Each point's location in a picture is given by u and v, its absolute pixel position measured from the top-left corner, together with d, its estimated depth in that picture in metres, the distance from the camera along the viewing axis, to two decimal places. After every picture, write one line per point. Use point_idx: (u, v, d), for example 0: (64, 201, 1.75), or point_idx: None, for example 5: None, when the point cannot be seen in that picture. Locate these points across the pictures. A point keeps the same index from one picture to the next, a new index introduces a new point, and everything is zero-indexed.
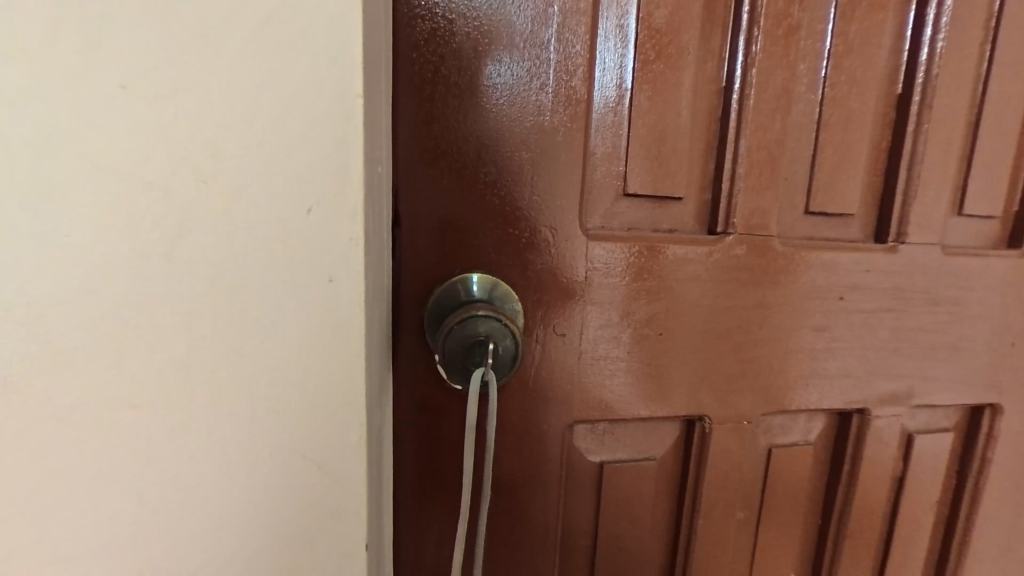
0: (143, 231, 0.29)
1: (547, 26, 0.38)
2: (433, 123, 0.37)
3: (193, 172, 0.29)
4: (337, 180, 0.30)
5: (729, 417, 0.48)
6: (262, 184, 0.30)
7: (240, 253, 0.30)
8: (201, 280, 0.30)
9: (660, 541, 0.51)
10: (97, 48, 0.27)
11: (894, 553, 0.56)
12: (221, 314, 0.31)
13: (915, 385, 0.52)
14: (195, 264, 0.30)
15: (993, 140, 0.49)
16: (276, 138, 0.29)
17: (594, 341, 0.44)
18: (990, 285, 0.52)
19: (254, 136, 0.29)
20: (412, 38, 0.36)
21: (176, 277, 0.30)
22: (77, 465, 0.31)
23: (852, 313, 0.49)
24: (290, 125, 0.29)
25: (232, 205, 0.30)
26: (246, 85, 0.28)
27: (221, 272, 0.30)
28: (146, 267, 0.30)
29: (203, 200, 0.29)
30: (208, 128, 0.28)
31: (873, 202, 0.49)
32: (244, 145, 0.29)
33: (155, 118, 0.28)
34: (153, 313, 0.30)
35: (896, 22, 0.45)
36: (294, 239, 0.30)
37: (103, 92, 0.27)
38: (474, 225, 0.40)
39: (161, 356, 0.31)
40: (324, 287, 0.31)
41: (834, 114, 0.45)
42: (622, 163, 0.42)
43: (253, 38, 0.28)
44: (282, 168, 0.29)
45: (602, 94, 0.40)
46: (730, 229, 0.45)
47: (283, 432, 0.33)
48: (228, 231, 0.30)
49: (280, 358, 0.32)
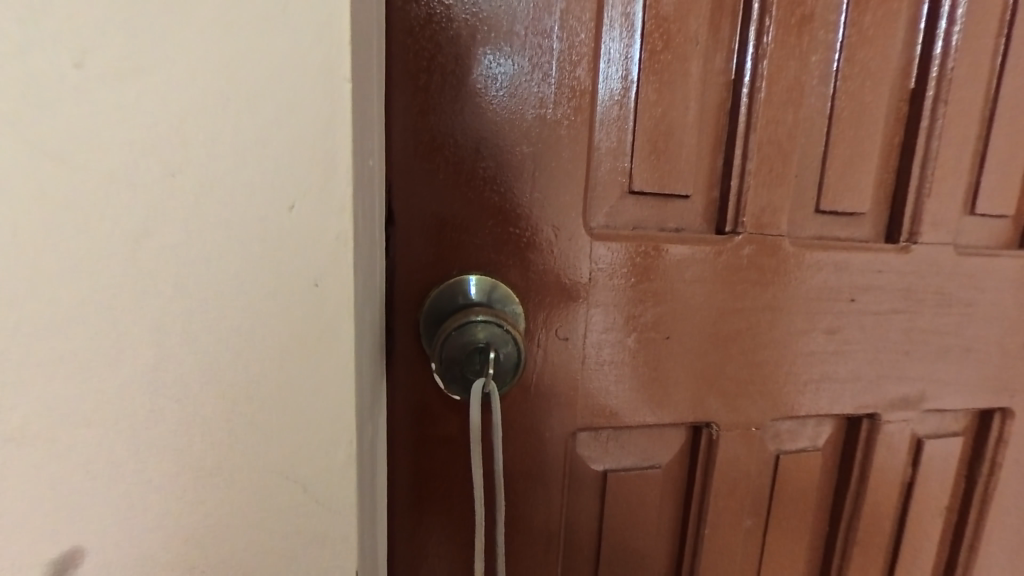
0: (104, 227, 0.27)
1: (549, 13, 0.36)
2: (429, 115, 0.35)
3: (159, 164, 0.27)
4: (324, 175, 0.28)
5: (738, 424, 0.47)
6: (241, 177, 0.27)
7: (215, 251, 0.28)
8: (177, 280, 0.28)
9: (665, 551, 0.49)
10: (48, 23, 0.25)
11: (903, 559, 0.55)
12: (195, 317, 0.28)
13: (925, 389, 0.51)
14: (166, 260, 0.28)
15: (1008, 138, 0.48)
16: (251, 129, 0.27)
17: (598, 345, 0.42)
18: (1003, 286, 0.50)
19: (228, 126, 0.27)
20: (407, 24, 0.34)
21: (144, 274, 0.28)
22: (38, 479, 0.29)
23: (863, 314, 0.47)
24: (269, 114, 0.27)
25: (207, 197, 0.27)
26: (217, 68, 0.26)
27: (197, 271, 0.28)
28: (110, 268, 0.27)
29: (170, 194, 0.27)
30: (174, 114, 0.26)
31: (885, 200, 0.47)
32: (216, 133, 0.27)
33: (116, 101, 0.26)
34: (118, 317, 0.28)
35: (909, 13, 0.44)
36: (278, 238, 0.28)
37: (55, 72, 0.25)
38: (472, 224, 0.38)
39: (131, 361, 0.28)
40: (310, 291, 0.29)
41: (847, 109, 0.44)
42: (627, 159, 0.40)
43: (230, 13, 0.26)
44: (262, 161, 0.27)
45: (608, 86, 0.38)
46: (739, 228, 0.43)
47: (267, 447, 0.31)
48: (205, 226, 0.28)
49: (262, 367, 0.30)
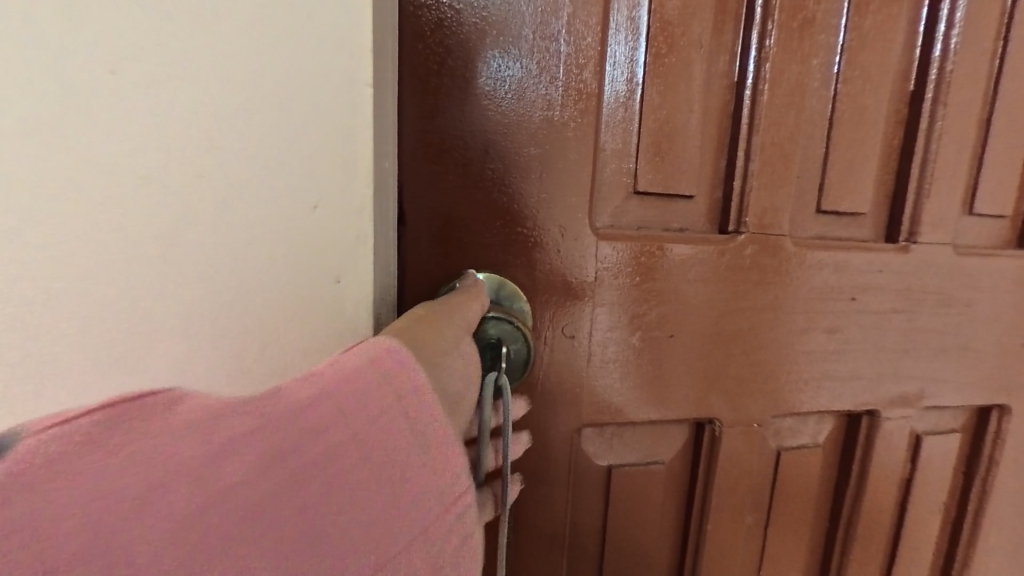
0: (174, 234, 0.33)
1: (556, 17, 0.37)
2: (439, 117, 0.36)
3: (225, 182, 0.34)
4: (353, 200, 0.37)
5: (740, 421, 0.47)
6: (274, 202, 0.35)
7: (267, 253, 0.35)
8: (228, 284, 0.35)
9: (668, 545, 0.50)
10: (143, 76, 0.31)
11: (902, 555, 0.56)
12: (236, 315, 0.35)
13: (924, 387, 0.52)
14: (200, 265, 0.34)
15: (1006, 139, 0.48)
16: (299, 159, 0.35)
17: (602, 343, 0.43)
18: (1001, 285, 0.51)
19: (276, 155, 0.35)
20: (418, 27, 0.34)
21: (196, 280, 0.34)
22: None
23: (863, 314, 0.48)
24: (311, 143, 0.35)
25: (248, 220, 0.35)
26: (273, 110, 0.34)
27: (245, 275, 0.35)
28: (182, 268, 0.34)
29: (232, 207, 0.34)
30: (236, 144, 0.33)
31: (885, 201, 0.48)
32: (267, 160, 0.34)
33: (192, 137, 0.33)
34: (193, 309, 0.34)
35: (909, 16, 0.45)
36: (313, 246, 0.36)
37: (147, 114, 0.32)
38: (480, 225, 0.38)
39: (189, 350, 0.35)
40: (335, 285, 0.37)
41: (847, 111, 0.45)
42: (632, 160, 0.41)
43: (268, 81, 0.34)
44: (303, 184, 0.36)
45: (613, 88, 0.39)
46: (742, 228, 0.44)
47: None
48: (245, 244, 0.35)
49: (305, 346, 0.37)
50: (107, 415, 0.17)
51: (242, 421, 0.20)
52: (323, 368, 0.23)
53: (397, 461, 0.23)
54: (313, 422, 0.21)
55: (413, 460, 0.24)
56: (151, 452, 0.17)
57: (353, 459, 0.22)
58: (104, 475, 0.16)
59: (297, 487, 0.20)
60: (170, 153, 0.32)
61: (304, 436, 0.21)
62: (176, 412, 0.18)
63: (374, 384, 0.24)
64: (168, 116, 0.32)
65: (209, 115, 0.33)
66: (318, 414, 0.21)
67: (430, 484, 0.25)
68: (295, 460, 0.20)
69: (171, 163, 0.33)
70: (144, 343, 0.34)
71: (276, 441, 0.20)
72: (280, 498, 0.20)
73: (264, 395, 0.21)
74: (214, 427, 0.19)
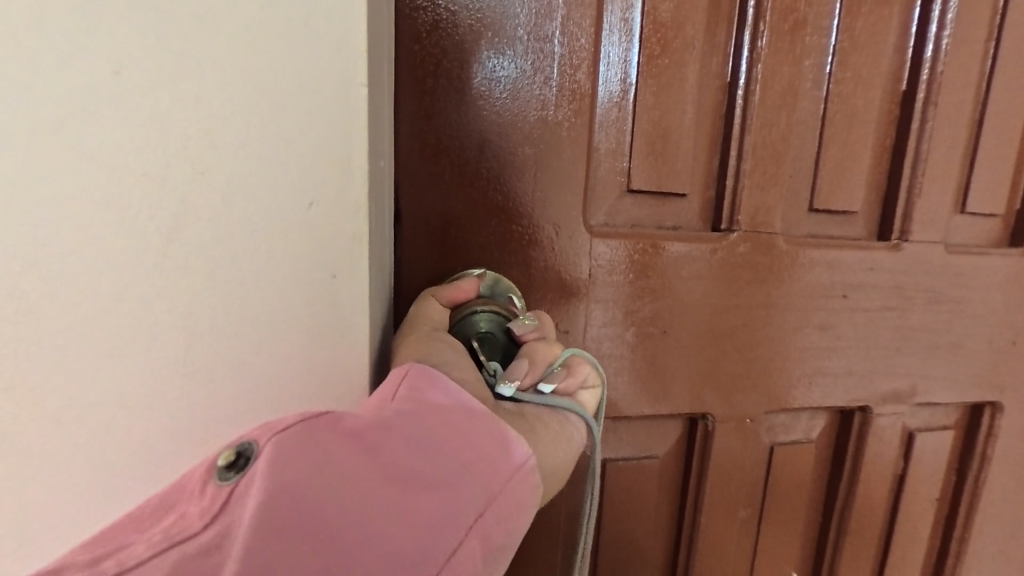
0: (141, 226, 0.28)
1: (550, 19, 0.37)
2: (435, 118, 0.37)
3: (191, 164, 0.28)
4: (340, 190, 0.30)
5: (733, 417, 0.48)
6: (272, 204, 0.29)
7: (243, 249, 0.29)
8: (220, 302, 0.30)
9: (662, 540, 0.50)
10: (92, 36, 0.26)
11: (894, 551, 0.57)
12: (224, 338, 0.30)
13: (915, 384, 0.52)
14: (170, 267, 0.29)
15: (997, 139, 0.49)
16: (275, 133, 0.28)
17: (597, 339, 0.43)
18: (991, 284, 0.52)
19: (250, 131, 0.28)
20: (414, 31, 0.35)
21: (180, 295, 0.29)
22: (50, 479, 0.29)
23: (855, 311, 0.49)
24: (290, 116, 0.28)
25: (243, 228, 0.29)
26: (247, 77, 0.28)
27: (242, 293, 0.30)
28: (145, 264, 0.28)
29: (202, 192, 0.28)
30: (205, 119, 0.28)
31: (876, 200, 0.49)
32: (245, 137, 0.28)
33: (152, 110, 0.27)
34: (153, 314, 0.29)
35: (900, 17, 0.45)
36: (306, 251, 0.30)
37: (101, 82, 0.27)
38: (475, 224, 0.39)
39: (165, 376, 0.30)
40: (325, 297, 0.31)
41: (840, 111, 0.45)
42: (626, 159, 0.41)
43: (273, 58, 0.28)
44: (282, 163, 0.29)
45: (607, 89, 0.40)
46: (735, 226, 0.45)
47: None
48: (243, 255, 0.29)
49: (292, 360, 0.31)
50: (303, 426, 0.24)
51: (377, 436, 0.26)
52: (426, 378, 0.31)
53: (477, 484, 0.28)
54: (422, 446, 0.27)
55: (488, 489, 0.28)
56: (324, 456, 0.24)
57: (454, 470, 0.27)
58: (302, 461, 0.24)
59: (404, 505, 0.25)
60: (157, 151, 0.28)
61: (415, 451, 0.27)
62: (344, 422, 0.26)
63: (464, 413, 0.30)
64: (159, 107, 0.27)
65: (210, 106, 0.28)
66: (426, 432, 0.28)
67: (502, 510, 0.29)
68: (410, 463, 0.26)
69: (162, 162, 0.28)
70: (111, 368, 0.29)
71: (396, 456, 0.26)
72: (399, 507, 0.25)
73: (389, 410, 0.28)
74: (362, 436, 0.26)
